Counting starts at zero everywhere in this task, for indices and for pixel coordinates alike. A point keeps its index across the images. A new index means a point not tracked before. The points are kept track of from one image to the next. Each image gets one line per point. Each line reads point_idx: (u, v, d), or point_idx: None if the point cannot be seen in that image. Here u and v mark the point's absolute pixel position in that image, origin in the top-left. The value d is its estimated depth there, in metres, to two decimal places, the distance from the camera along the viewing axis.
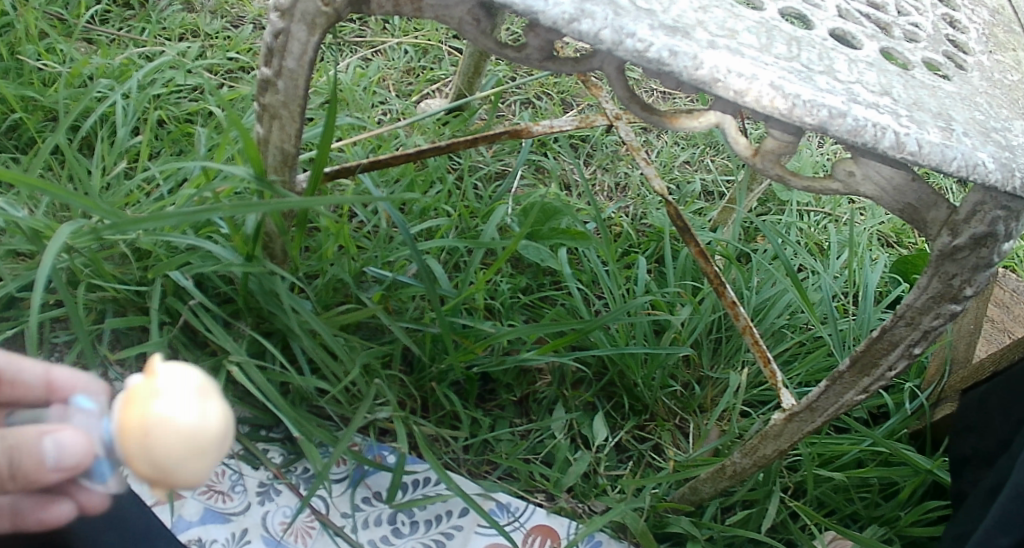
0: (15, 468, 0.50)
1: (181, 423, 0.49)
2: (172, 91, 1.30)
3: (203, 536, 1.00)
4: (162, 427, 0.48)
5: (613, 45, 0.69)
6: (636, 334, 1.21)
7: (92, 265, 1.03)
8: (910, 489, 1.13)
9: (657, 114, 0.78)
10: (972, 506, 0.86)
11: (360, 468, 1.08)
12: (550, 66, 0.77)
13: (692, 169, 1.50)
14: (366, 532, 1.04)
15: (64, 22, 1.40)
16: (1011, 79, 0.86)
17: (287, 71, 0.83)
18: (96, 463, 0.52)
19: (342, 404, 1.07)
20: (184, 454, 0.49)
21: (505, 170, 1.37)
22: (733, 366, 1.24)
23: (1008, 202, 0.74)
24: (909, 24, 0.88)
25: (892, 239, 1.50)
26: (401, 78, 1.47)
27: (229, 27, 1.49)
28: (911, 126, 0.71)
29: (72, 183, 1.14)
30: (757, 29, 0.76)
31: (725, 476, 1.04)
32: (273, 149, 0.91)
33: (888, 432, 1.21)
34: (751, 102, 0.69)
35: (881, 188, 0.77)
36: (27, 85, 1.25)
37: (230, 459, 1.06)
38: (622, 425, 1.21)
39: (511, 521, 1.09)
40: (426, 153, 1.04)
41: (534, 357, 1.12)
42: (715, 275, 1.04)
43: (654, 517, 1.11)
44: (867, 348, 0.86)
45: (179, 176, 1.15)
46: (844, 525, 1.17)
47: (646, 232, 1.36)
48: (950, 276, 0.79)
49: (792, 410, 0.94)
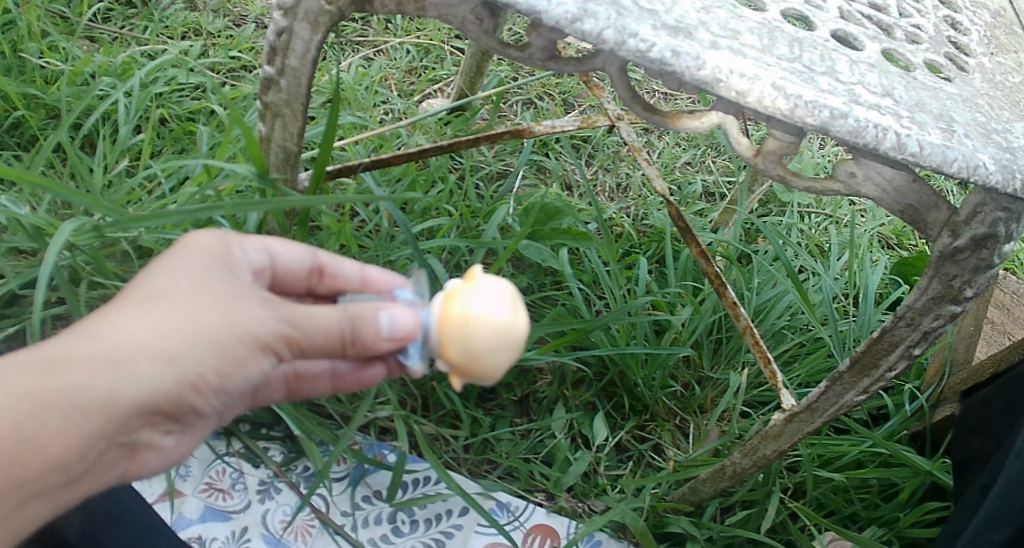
0: (356, 334, 0.62)
1: (498, 320, 0.60)
2: (174, 89, 1.30)
3: (203, 534, 1.01)
4: (482, 322, 0.60)
5: (616, 45, 0.69)
6: (637, 334, 1.21)
7: (95, 263, 1.03)
8: (909, 489, 1.14)
9: (659, 114, 0.78)
10: (965, 504, 0.86)
11: (360, 467, 1.08)
12: (553, 66, 0.77)
13: (693, 170, 1.50)
14: (366, 530, 1.04)
15: (66, 20, 1.40)
16: (1012, 81, 0.86)
17: (290, 69, 0.83)
18: (413, 346, 0.64)
19: (342, 403, 1.08)
20: (493, 348, 0.60)
21: (506, 170, 1.38)
22: (733, 367, 1.24)
23: (1009, 204, 0.75)
24: (911, 26, 0.88)
25: (892, 240, 1.50)
26: (402, 77, 1.48)
27: (232, 26, 1.49)
28: (912, 127, 0.71)
29: (73, 180, 1.14)
30: (759, 30, 0.76)
31: (725, 476, 1.04)
32: (275, 148, 0.91)
33: (888, 433, 1.21)
34: (753, 103, 0.69)
35: (882, 189, 0.77)
36: (29, 82, 1.25)
37: (231, 457, 1.06)
38: (622, 425, 1.21)
39: (511, 520, 1.09)
40: (427, 152, 1.04)
41: (535, 357, 1.12)
42: (716, 276, 1.04)
43: (653, 517, 1.11)
44: (867, 349, 0.86)
45: (181, 174, 1.15)
46: (843, 526, 1.17)
47: (646, 233, 1.37)
48: (951, 277, 0.79)
49: (792, 411, 0.94)
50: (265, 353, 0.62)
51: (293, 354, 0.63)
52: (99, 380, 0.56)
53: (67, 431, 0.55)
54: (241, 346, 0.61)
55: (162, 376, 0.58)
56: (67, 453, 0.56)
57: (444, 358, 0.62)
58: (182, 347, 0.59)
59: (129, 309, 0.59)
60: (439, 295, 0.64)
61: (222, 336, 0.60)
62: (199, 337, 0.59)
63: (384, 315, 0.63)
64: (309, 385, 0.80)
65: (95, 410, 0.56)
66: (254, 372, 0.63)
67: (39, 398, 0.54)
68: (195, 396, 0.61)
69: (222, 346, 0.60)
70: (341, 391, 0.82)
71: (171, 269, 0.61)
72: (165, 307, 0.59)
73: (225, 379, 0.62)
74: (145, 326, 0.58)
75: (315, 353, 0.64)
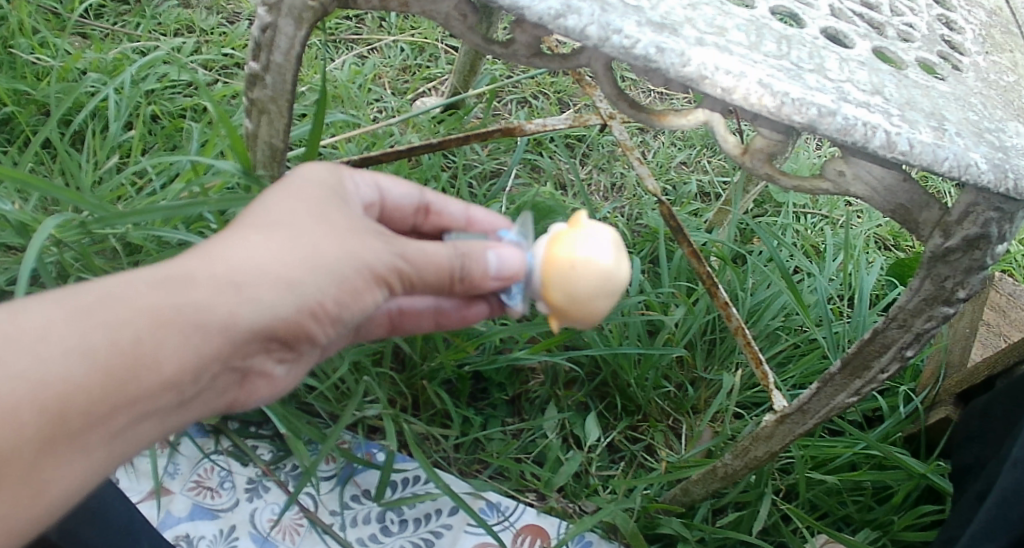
0: (465, 272, 0.67)
1: (602, 264, 0.66)
2: (166, 86, 1.30)
3: (191, 533, 1.00)
4: (586, 265, 0.66)
5: (599, 40, 0.68)
6: (629, 334, 1.21)
7: (82, 260, 1.03)
8: (903, 492, 1.12)
9: (644, 112, 0.78)
10: (962, 509, 0.86)
11: (349, 466, 1.08)
12: (537, 63, 0.77)
13: (689, 170, 1.50)
14: (354, 530, 1.04)
15: (58, 17, 1.40)
16: (1006, 80, 0.85)
17: (275, 65, 0.83)
18: (517, 286, 0.70)
19: (330, 401, 1.07)
20: (599, 292, 0.66)
21: (500, 169, 1.37)
22: (727, 368, 1.23)
23: (1001, 204, 0.74)
24: (903, 24, 0.87)
25: (890, 242, 1.49)
26: (396, 75, 1.47)
27: (225, 23, 1.49)
28: (902, 125, 0.70)
29: (63, 177, 1.14)
30: (747, 27, 0.75)
31: (716, 477, 1.03)
32: (262, 145, 0.91)
33: (881, 435, 1.20)
34: (739, 100, 0.68)
35: (872, 188, 0.76)
36: (20, 78, 1.25)
37: (219, 456, 1.06)
38: (614, 426, 1.20)
39: (500, 520, 1.08)
40: (417, 150, 1.04)
41: (526, 356, 1.12)
42: (708, 276, 1.04)
43: (644, 518, 1.10)
44: (859, 350, 0.85)
45: (171, 171, 1.15)
46: (836, 529, 1.16)
47: (640, 232, 1.36)
48: (942, 278, 0.79)
49: (783, 412, 0.93)
50: (379, 285, 0.66)
51: (404, 287, 0.67)
52: (222, 300, 0.58)
53: (187, 347, 0.57)
54: (358, 275, 0.64)
55: (284, 299, 0.61)
56: (184, 371, 0.57)
57: (548, 301, 0.68)
58: (303, 274, 0.61)
59: (250, 234, 0.62)
60: (543, 240, 0.70)
61: (342, 265, 0.63)
62: (322, 264, 0.62)
63: (494, 254, 0.68)
64: (411, 322, 0.84)
65: (221, 328, 0.58)
66: (368, 303, 0.66)
67: (167, 311, 0.56)
68: (310, 324, 0.64)
69: (342, 276, 0.63)
70: (439, 330, 0.86)
71: (289, 201, 0.64)
72: (283, 235, 0.62)
73: (338, 310, 0.65)
74: (271, 253, 0.61)
75: (423, 289, 0.68)
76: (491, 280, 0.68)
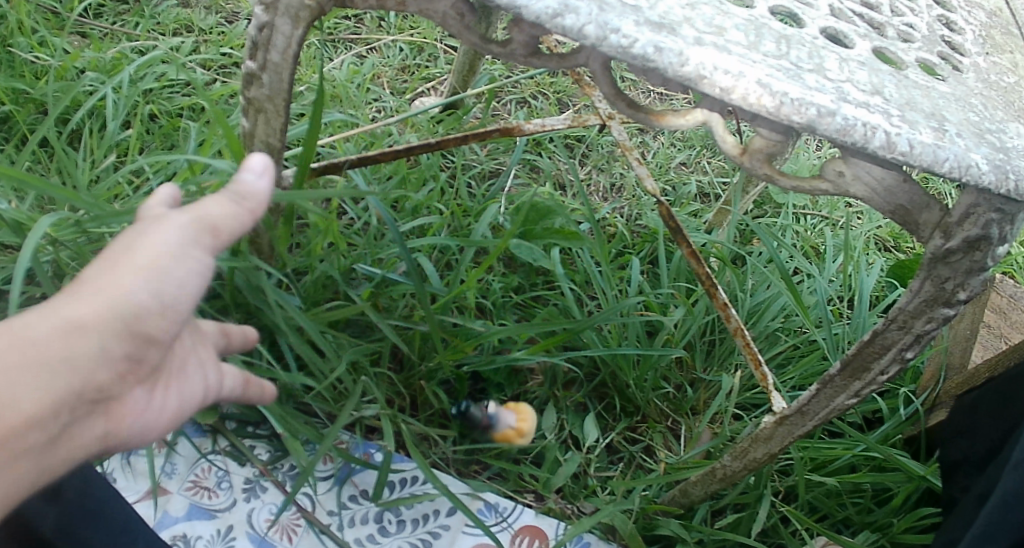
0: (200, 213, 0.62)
1: None
2: (164, 85, 1.30)
3: (188, 533, 1.00)
4: None
5: (597, 40, 0.68)
6: (628, 335, 1.20)
7: (78, 259, 1.03)
8: (903, 494, 1.12)
9: (643, 112, 0.77)
10: (963, 512, 0.85)
11: (347, 466, 1.07)
12: (535, 62, 0.76)
13: (688, 171, 1.50)
14: (352, 530, 1.04)
15: (57, 16, 1.40)
16: (1007, 81, 0.85)
17: (272, 64, 0.83)
18: None
19: (328, 401, 1.07)
20: None
21: (499, 169, 1.37)
22: (726, 368, 1.23)
23: (1002, 205, 0.73)
24: (903, 24, 0.87)
25: (890, 243, 1.49)
26: (395, 75, 1.47)
27: (224, 22, 1.48)
28: (902, 126, 0.70)
29: (60, 176, 1.14)
30: (746, 27, 0.75)
31: (715, 479, 1.03)
32: (259, 144, 0.91)
33: (881, 437, 1.20)
34: (738, 100, 0.68)
35: (872, 190, 0.76)
36: (18, 77, 1.25)
37: (217, 456, 1.06)
38: (613, 426, 1.20)
39: (499, 521, 1.08)
40: (415, 150, 1.04)
41: (524, 357, 1.11)
42: (707, 277, 1.03)
43: (642, 519, 1.10)
44: (858, 352, 0.85)
45: (169, 170, 1.15)
46: (836, 531, 1.16)
47: (640, 233, 1.36)
48: (943, 280, 0.78)
49: (781, 414, 0.93)
50: (202, 253, 0.61)
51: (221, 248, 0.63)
52: (48, 332, 0.52)
53: (38, 384, 0.51)
54: (169, 247, 0.59)
55: (111, 307, 0.55)
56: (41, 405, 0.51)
57: None
58: (124, 279, 0.56)
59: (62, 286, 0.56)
60: None
61: (158, 256, 0.58)
62: (141, 266, 0.57)
63: (235, 179, 0.66)
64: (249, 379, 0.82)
65: (54, 358, 0.52)
66: (204, 278, 0.60)
67: (6, 351, 0.51)
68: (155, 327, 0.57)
69: (158, 267, 0.58)
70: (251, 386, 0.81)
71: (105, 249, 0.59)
72: (92, 272, 0.56)
73: (171, 304, 0.58)
74: (77, 285, 0.55)
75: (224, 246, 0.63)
76: (243, 195, 0.65)
